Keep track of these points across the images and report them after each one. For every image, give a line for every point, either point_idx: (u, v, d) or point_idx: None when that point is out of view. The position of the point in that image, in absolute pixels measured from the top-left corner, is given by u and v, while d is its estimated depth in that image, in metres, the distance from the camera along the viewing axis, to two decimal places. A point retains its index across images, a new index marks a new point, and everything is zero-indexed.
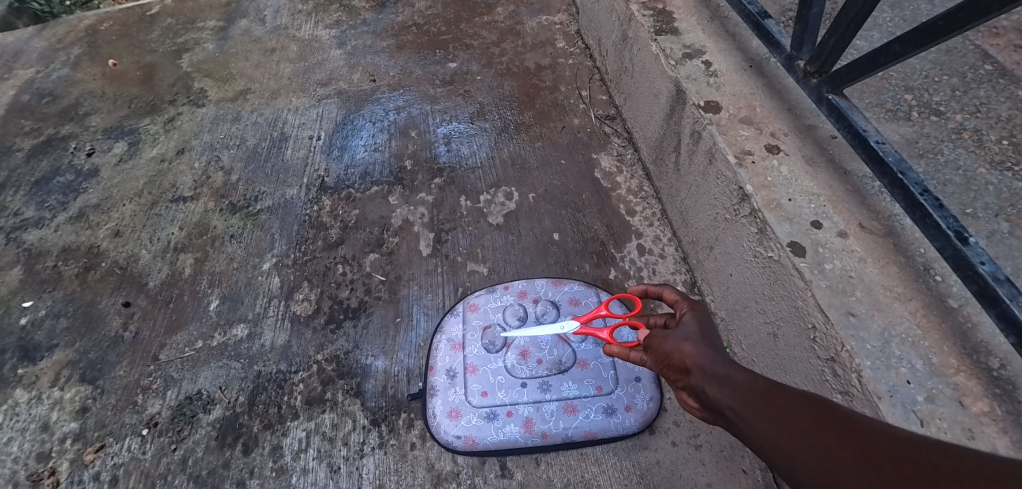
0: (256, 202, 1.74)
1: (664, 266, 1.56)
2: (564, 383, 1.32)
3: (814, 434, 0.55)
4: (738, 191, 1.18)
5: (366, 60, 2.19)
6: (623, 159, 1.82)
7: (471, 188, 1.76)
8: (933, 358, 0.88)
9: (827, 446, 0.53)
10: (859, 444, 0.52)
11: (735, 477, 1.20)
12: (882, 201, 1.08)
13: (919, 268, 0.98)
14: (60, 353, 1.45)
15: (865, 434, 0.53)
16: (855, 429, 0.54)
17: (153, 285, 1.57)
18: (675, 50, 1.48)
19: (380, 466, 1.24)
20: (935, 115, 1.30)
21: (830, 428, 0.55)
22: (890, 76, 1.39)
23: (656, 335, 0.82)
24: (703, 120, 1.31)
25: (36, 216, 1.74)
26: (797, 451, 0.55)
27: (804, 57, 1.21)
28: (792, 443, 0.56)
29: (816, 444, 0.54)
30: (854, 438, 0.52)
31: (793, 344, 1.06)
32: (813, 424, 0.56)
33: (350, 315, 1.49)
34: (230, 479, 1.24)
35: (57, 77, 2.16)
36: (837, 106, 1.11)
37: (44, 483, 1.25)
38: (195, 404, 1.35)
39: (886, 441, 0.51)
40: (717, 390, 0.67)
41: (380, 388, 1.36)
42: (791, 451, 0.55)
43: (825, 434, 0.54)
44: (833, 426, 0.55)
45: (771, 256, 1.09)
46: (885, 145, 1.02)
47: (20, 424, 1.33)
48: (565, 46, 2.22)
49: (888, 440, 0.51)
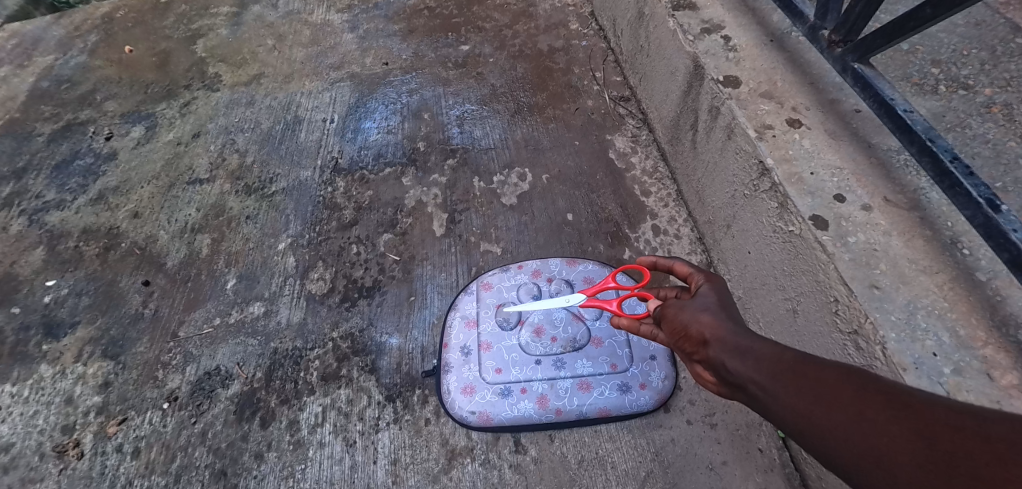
0: (271, 184, 1.75)
1: (679, 247, 1.54)
2: (579, 360, 1.32)
3: (855, 408, 0.53)
4: (758, 165, 1.16)
5: (378, 44, 2.18)
6: (637, 139, 1.80)
7: (484, 170, 1.75)
8: (960, 331, 0.86)
9: (872, 421, 0.51)
10: (907, 417, 0.50)
11: (750, 456, 1.20)
12: (908, 174, 1.05)
13: (946, 241, 0.95)
14: (82, 330, 1.48)
15: (914, 405, 0.51)
16: (900, 400, 0.52)
17: (171, 265, 1.59)
18: (693, 25, 1.45)
19: (395, 441, 1.26)
20: (963, 89, 1.25)
21: (874, 400, 0.53)
22: (916, 49, 1.34)
23: (671, 307, 0.80)
24: (722, 94, 1.28)
25: (58, 199, 1.76)
26: (835, 427, 0.54)
27: (829, 25, 1.18)
28: (830, 418, 0.54)
29: (858, 419, 0.52)
30: (901, 411, 0.51)
31: (813, 318, 1.05)
32: (854, 398, 0.54)
33: (365, 294, 1.50)
34: (248, 452, 1.26)
35: (75, 64, 2.18)
36: (862, 75, 1.08)
37: (68, 455, 1.28)
38: (213, 379, 1.37)
39: (936, 412, 0.49)
40: (739, 364, 0.65)
41: (394, 365, 1.37)
42: (828, 427, 0.54)
43: (868, 407, 0.53)
44: (875, 398, 0.53)
45: (792, 230, 1.07)
46: (913, 114, 0.99)
47: (45, 398, 1.36)
48: (578, 28, 2.18)
49: (942, 411, 0.49)
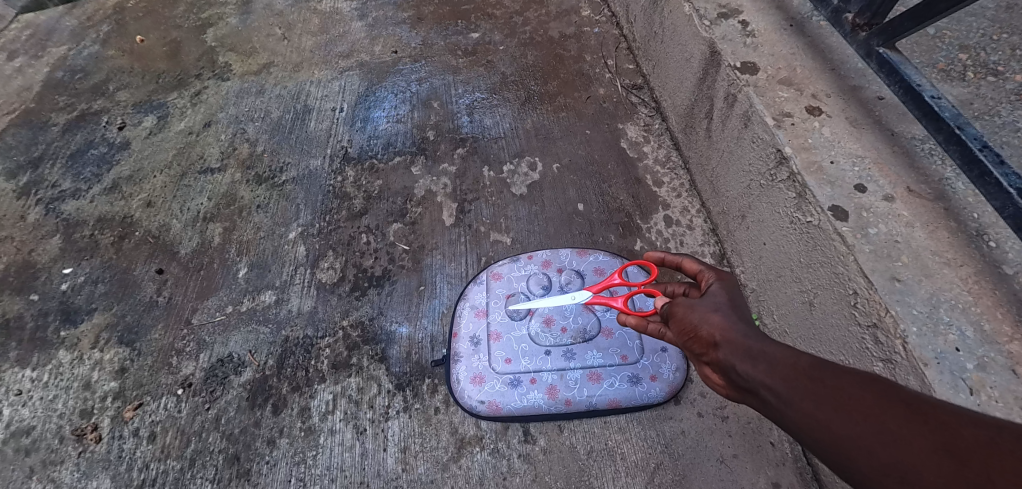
0: (281, 173, 1.75)
1: (692, 238, 1.52)
2: (588, 352, 1.31)
3: (877, 417, 0.51)
4: (776, 154, 1.13)
5: (387, 32, 2.16)
6: (650, 128, 1.77)
7: (494, 159, 1.74)
8: (984, 325, 0.84)
9: (894, 433, 0.50)
10: (935, 432, 0.48)
11: (763, 449, 1.19)
12: (932, 164, 1.02)
13: (972, 233, 0.93)
14: (99, 316, 1.50)
15: (939, 417, 0.49)
16: (925, 412, 0.50)
17: (184, 253, 1.60)
18: (710, 10, 1.41)
19: (405, 429, 1.26)
20: (992, 75, 1.21)
21: (897, 412, 0.51)
22: (943, 34, 1.30)
23: (680, 305, 0.78)
24: (739, 81, 1.24)
25: (73, 188, 1.77)
26: (853, 437, 0.52)
27: (853, 9, 1.14)
28: (847, 429, 0.53)
29: (879, 429, 0.51)
30: (927, 425, 0.49)
31: (830, 312, 1.03)
32: (876, 407, 0.52)
33: (374, 283, 1.50)
34: (261, 438, 1.27)
35: (88, 54, 2.18)
36: (887, 60, 1.04)
37: (87, 438, 1.29)
38: (226, 366, 1.38)
39: (964, 426, 0.47)
40: (750, 368, 0.63)
41: (404, 354, 1.37)
42: (847, 437, 0.52)
43: (892, 420, 0.51)
44: (899, 410, 0.51)
45: (810, 221, 1.04)
46: (941, 100, 0.96)
47: (64, 382, 1.38)
48: (590, 14, 2.15)
49: (973, 427, 0.47)
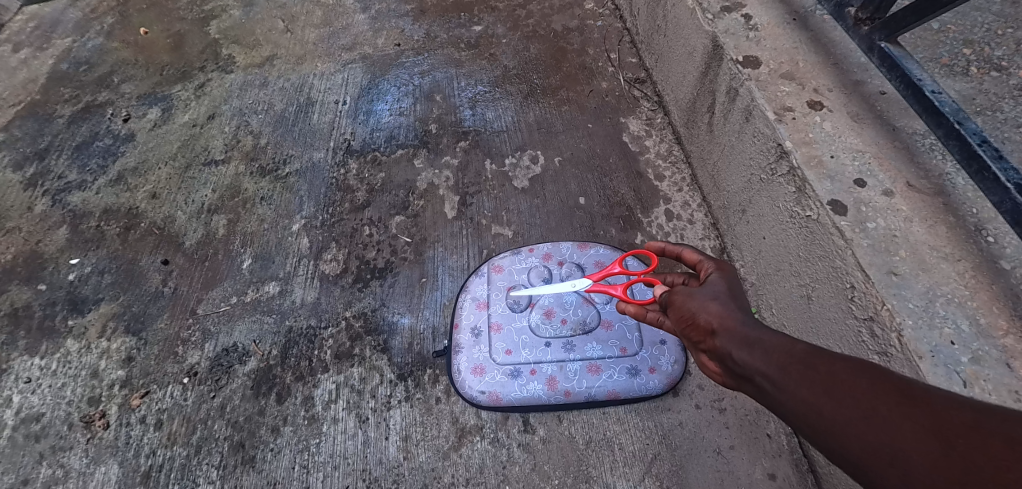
0: (285, 166, 1.76)
1: (692, 232, 1.53)
2: (588, 343, 1.32)
3: (868, 402, 0.52)
4: (777, 148, 1.14)
5: (390, 25, 2.17)
6: (652, 122, 1.77)
7: (496, 152, 1.75)
8: (980, 319, 0.85)
9: (885, 418, 0.51)
10: (925, 418, 0.49)
11: (759, 441, 1.20)
12: (933, 159, 1.03)
13: (970, 228, 0.94)
14: (105, 306, 1.52)
15: (930, 403, 0.50)
16: (917, 399, 0.51)
17: (189, 244, 1.62)
18: (713, 4, 1.41)
19: (406, 418, 1.28)
20: (995, 71, 1.21)
21: (890, 398, 0.52)
22: (948, 29, 1.30)
23: (679, 293, 0.79)
24: (741, 76, 1.25)
25: (79, 180, 1.79)
26: (845, 423, 0.53)
27: (856, 3, 1.14)
28: (839, 413, 0.54)
29: (871, 414, 0.52)
30: (918, 411, 0.50)
31: (828, 305, 1.03)
32: (868, 393, 0.53)
33: (377, 275, 1.51)
34: (265, 425, 1.30)
35: (93, 46, 2.19)
36: (889, 54, 1.05)
37: (95, 425, 1.32)
38: (230, 356, 1.40)
39: (954, 412, 0.48)
40: (747, 355, 0.64)
41: (406, 345, 1.39)
42: (839, 422, 0.53)
43: (884, 404, 0.52)
44: (892, 395, 0.52)
45: (810, 215, 1.04)
46: (941, 95, 0.96)
47: (72, 371, 1.40)
48: (594, 7, 2.15)
49: (963, 412, 0.48)
